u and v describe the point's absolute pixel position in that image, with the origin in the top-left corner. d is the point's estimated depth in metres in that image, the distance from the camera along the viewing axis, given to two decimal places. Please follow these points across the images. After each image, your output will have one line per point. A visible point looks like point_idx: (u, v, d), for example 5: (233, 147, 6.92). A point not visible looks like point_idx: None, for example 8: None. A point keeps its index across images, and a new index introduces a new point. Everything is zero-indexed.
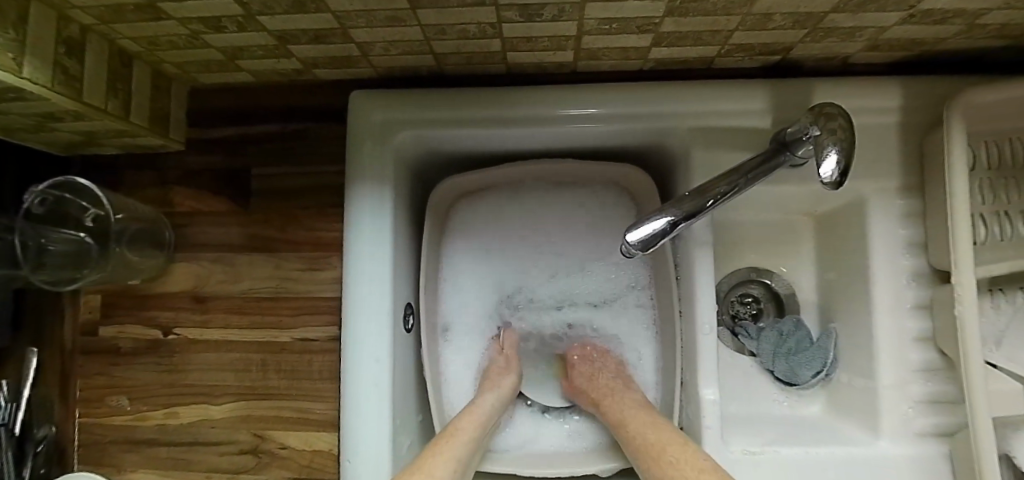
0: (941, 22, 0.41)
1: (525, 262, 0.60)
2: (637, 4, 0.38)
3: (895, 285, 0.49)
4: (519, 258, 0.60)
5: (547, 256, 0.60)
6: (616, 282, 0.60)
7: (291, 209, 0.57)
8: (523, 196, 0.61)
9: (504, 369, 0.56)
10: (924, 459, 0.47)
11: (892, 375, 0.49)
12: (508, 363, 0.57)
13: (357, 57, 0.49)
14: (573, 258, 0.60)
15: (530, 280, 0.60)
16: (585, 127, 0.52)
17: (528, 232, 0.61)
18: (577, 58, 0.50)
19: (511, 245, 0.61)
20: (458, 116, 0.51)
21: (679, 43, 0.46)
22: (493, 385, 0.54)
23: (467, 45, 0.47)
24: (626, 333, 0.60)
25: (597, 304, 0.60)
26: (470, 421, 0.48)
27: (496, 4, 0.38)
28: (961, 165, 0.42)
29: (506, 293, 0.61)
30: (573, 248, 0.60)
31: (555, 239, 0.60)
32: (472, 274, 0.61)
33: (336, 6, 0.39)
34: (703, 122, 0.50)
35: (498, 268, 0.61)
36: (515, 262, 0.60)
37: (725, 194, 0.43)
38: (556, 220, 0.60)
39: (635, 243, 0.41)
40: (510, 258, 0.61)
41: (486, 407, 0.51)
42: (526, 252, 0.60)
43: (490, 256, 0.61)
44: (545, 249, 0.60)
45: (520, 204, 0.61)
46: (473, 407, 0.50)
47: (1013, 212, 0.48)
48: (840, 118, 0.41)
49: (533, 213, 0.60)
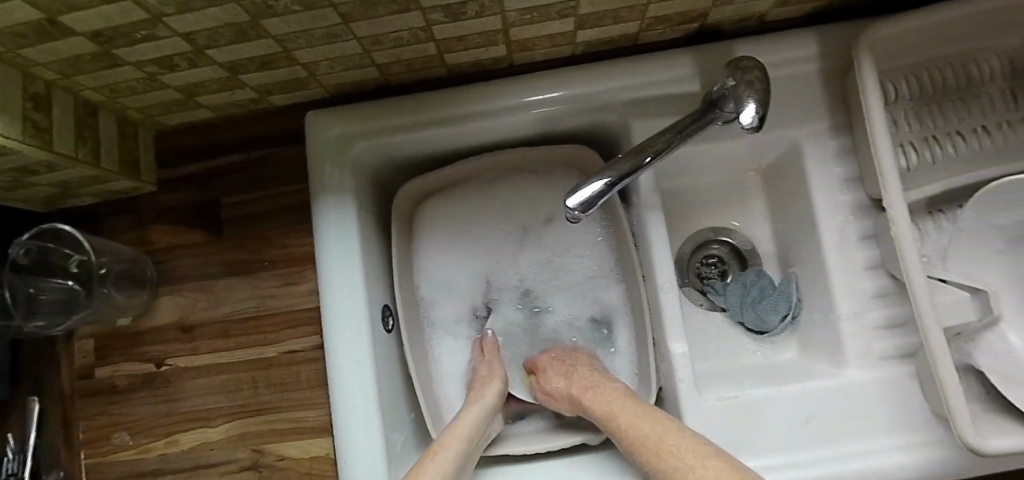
0: None
1: (500, 260, 0.63)
2: None
3: (840, 219, 0.51)
4: (498, 258, 0.63)
5: (514, 242, 0.63)
6: (585, 257, 0.62)
7: (261, 230, 0.58)
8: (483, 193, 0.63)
9: (488, 379, 0.56)
10: (892, 381, 0.49)
11: (849, 306, 0.50)
12: (491, 371, 0.57)
13: (306, 79, 0.52)
14: (540, 242, 0.63)
15: (504, 272, 0.63)
16: (528, 114, 0.55)
17: (497, 227, 0.63)
18: (510, 52, 0.53)
19: (482, 243, 0.63)
20: (409, 120, 0.54)
21: (600, 23, 0.49)
22: (477, 398, 0.53)
23: (405, 52, 0.50)
24: (600, 305, 0.62)
25: (569, 281, 0.62)
26: (456, 434, 0.47)
27: (421, 8, 0.43)
28: (874, 96, 0.45)
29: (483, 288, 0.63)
30: (551, 238, 0.63)
31: (532, 233, 0.63)
32: (446, 278, 0.63)
33: (276, 30, 0.43)
34: (637, 94, 0.53)
35: (472, 263, 0.63)
36: (497, 262, 0.63)
37: (660, 152, 0.46)
38: (527, 211, 0.63)
39: (576, 204, 0.43)
40: (486, 262, 0.63)
41: (473, 420, 0.49)
42: (498, 248, 0.63)
43: (462, 259, 0.63)
44: (522, 253, 0.63)
45: (487, 198, 0.63)
46: (457, 422, 0.49)
47: (941, 135, 0.51)
48: (755, 70, 0.45)
49: (495, 204, 0.63)
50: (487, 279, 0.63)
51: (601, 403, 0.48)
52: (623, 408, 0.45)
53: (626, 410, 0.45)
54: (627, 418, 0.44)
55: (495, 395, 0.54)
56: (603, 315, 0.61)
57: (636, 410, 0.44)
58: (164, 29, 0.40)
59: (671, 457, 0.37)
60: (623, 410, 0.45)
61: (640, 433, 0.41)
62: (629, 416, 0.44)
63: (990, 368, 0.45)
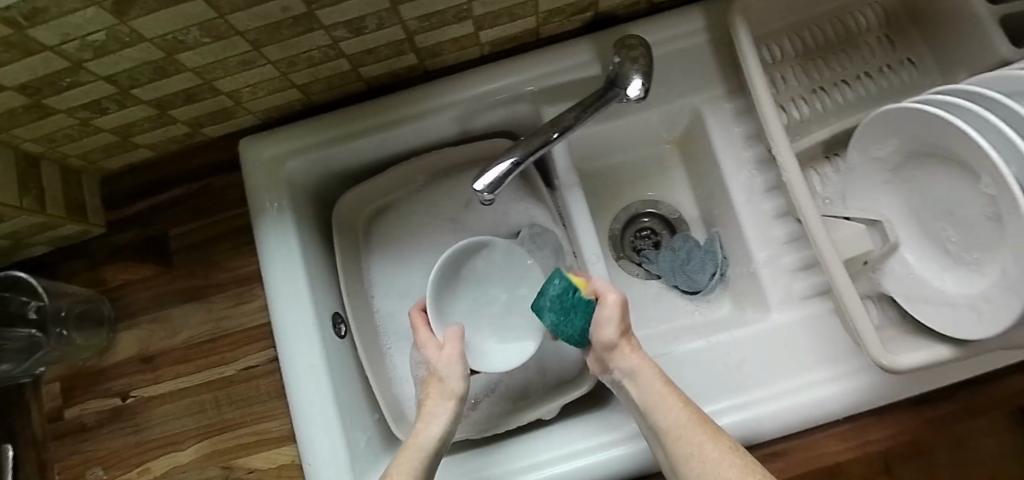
0: None
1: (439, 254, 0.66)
2: None
3: (746, 175, 0.54)
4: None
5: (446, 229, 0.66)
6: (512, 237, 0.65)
7: (208, 256, 0.60)
8: (420, 196, 0.66)
9: (445, 381, 0.50)
10: (813, 318, 0.51)
11: (764, 254, 0.54)
12: (450, 371, 0.50)
13: (233, 107, 0.56)
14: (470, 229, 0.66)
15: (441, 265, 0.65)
16: (446, 114, 0.58)
17: (432, 224, 0.66)
18: (421, 59, 0.56)
19: (421, 242, 0.66)
20: (336, 133, 0.57)
21: (498, 22, 0.53)
22: (433, 411, 0.49)
23: (321, 70, 0.54)
24: None
25: None
26: (409, 461, 0.45)
27: (323, 26, 0.47)
28: (751, 56, 0.49)
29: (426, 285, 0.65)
30: (478, 222, 0.66)
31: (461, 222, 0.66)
32: (392, 282, 0.65)
33: (192, 63, 0.47)
34: (545, 82, 0.57)
35: (415, 263, 0.66)
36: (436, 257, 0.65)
37: (566, 130, 0.50)
38: (460, 205, 0.66)
39: (482, 187, 0.46)
40: (427, 260, 0.65)
41: (432, 434, 0.47)
42: (437, 243, 0.66)
43: (405, 261, 0.66)
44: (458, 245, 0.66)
45: (421, 202, 0.66)
46: (414, 438, 0.47)
47: (828, 86, 0.55)
48: (640, 47, 0.49)
49: (433, 204, 0.66)
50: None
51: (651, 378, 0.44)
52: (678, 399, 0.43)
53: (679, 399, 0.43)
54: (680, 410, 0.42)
55: (448, 395, 0.49)
56: None
57: (691, 414, 0.42)
58: (86, 73, 0.43)
59: None
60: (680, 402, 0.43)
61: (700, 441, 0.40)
62: (684, 417, 0.41)
63: (900, 293, 0.48)
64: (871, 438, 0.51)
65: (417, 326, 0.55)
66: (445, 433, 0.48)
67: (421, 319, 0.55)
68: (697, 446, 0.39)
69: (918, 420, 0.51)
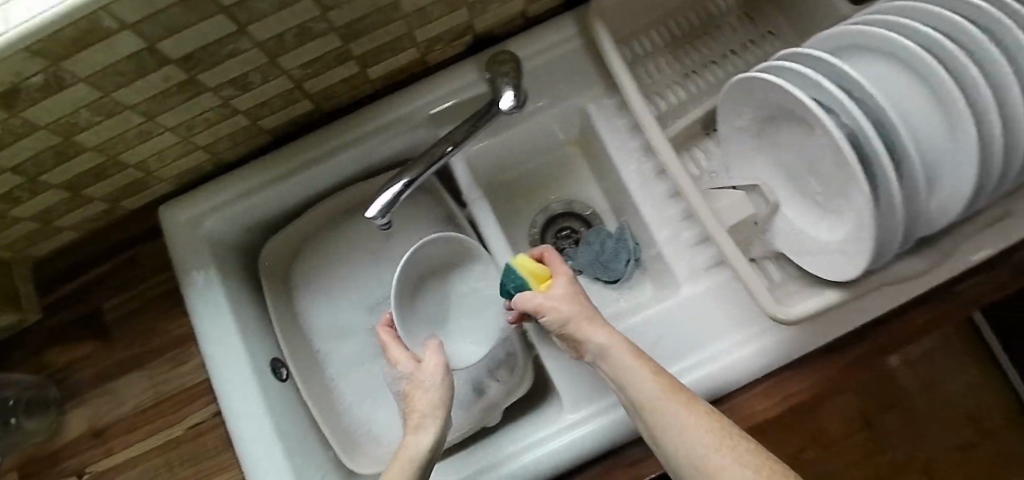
0: None
1: (366, 288, 0.68)
2: (315, 47, 0.51)
3: (635, 162, 0.57)
4: (374, 291, 0.68)
5: (366, 264, 0.69)
6: None
7: (143, 323, 0.62)
8: (338, 234, 0.69)
9: (430, 393, 0.49)
10: (719, 286, 0.54)
11: (663, 232, 0.57)
12: (435, 384, 0.50)
13: (144, 177, 0.58)
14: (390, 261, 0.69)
15: (367, 298, 0.68)
16: (350, 151, 0.61)
17: (355, 260, 0.68)
18: (315, 103, 0.60)
19: (348, 278, 0.68)
20: (249, 185, 0.60)
21: (380, 58, 0.57)
22: (420, 423, 0.48)
23: (221, 129, 0.56)
24: None
25: None
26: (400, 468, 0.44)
27: (209, 87, 0.50)
28: (613, 53, 0.52)
29: (359, 318, 0.67)
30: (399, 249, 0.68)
31: (381, 255, 0.69)
32: (324, 319, 0.67)
33: (91, 143, 0.49)
34: (436, 106, 0.60)
35: (344, 298, 0.68)
36: (363, 292, 0.68)
37: (458, 144, 0.53)
38: (377, 239, 0.69)
39: (374, 212, 0.50)
40: (357, 295, 0.68)
41: (423, 443, 0.46)
42: (362, 277, 0.68)
43: (334, 299, 0.68)
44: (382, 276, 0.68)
45: (339, 239, 0.68)
46: (402, 450, 0.46)
47: (699, 68, 0.58)
48: (510, 61, 0.52)
49: (353, 240, 0.68)
50: (373, 308, 0.68)
51: (616, 352, 0.45)
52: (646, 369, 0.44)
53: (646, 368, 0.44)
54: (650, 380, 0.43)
55: (431, 405, 0.49)
56: None
57: (663, 384, 0.42)
58: None
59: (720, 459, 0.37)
60: (649, 372, 0.43)
61: (670, 406, 0.41)
62: (657, 389, 0.42)
63: (788, 250, 0.50)
64: (791, 391, 0.53)
65: (387, 343, 0.54)
66: (435, 445, 0.47)
67: (389, 336, 0.55)
68: (673, 418, 0.40)
69: (833, 367, 0.53)
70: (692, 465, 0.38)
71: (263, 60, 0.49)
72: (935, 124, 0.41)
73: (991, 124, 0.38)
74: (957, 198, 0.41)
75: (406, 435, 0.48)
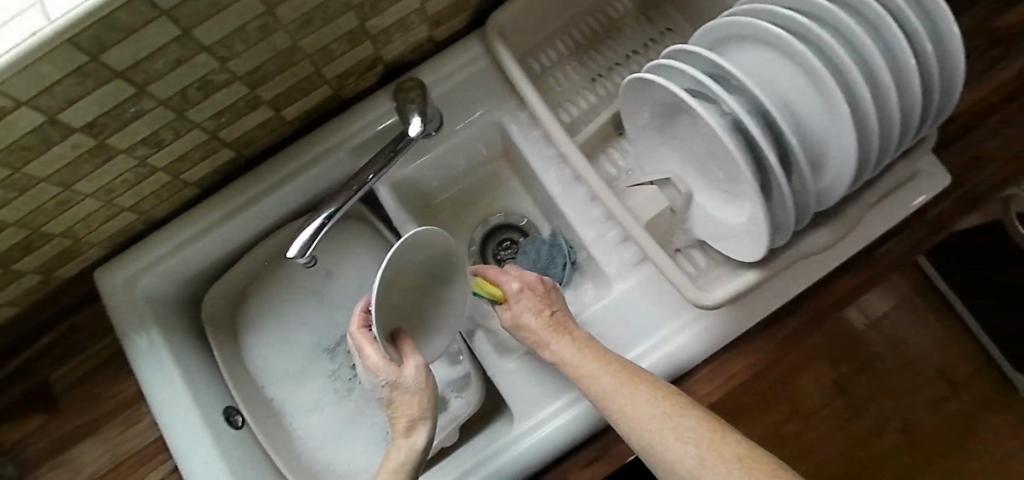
0: None
1: (316, 328, 0.71)
2: (222, 96, 0.52)
3: (554, 169, 0.60)
4: (323, 329, 0.71)
5: (313, 306, 0.71)
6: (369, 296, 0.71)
7: (92, 388, 0.62)
8: (281, 279, 0.71)
9: (413, 395, 0.47)
10: (648, 279, 0.56)
11: (590, 232, 0.59)
12: (419, 386, 0.47)
13: (74, 244, 0.58)
14: (335, 300, 0.72)
15: (320, 338, 0.70)
16: (279, 192, 0.61)
17: (301, 302, 0.71)
18: (236, 150, 0.61)
19: (297, 321, 0.71)
20: (182, 238, 0.61)
21: (292, 98, 0.58)
22: (406, 428, 0.48)
23: (143, 188, 0.57)
24: None
25: None
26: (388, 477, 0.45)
27: (122, 150, 0.50)
28: (516, 68, 0.54)
29: (314, 357, 0.70)
30: (340, 288, 0.72)
31: (326, 295, 0.72)
32: (278, 364, 0.69)
33: (9, 219, 0.49)
34: (357, 139, 0.61)
35: (295, 340, 0.70)
36: (313, 332, 0.70)
37: (380, 170, 0.55)
38: (319, 280, 0.72)
39: (295, 253, 0.53)
40: (306, 336, 0.70)
41: (410, 448, 0.47)
42: (311, 318, 0.71)
43: (286, 342, 0.70)
44: (330, 315, 0.71)
45: (283, 284, 0.71)
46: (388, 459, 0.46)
47: (604, 72, 0.60)
48: (416, 89, 0.53)
49: (296, 284, 0.71)
50: (325, 346, 0.70)
51: (572, 350, 0.47)
52: (600, 361, 0.45)
53: (599, 361, 0.45)
54: (603, 372, 0.44)
55: (422, 409, 0.48)
56: None
57: (613, 374, 0.43)
58: None
59: (666, 436, 0.37)
60: (601, 364, 0.45)
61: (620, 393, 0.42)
62: (606, 380, 0.43)
63: (706, 237, 0.52)
64: (731, 373, 0.54)
65: (364, 346, 0.48)
66: (422, 448, 0.47)
67: (364, 338, 0.48)
68: (622, 405, 0.41)
69: (770, 344, 0.54)
70: (644, 448, 0.39)
71: (171, 117, 0.50)
72: (810, 99, 0.42)
73: (861, 89, 0.39)
74: (846, 167, 0.42)
75: (397, 439, 0.48)
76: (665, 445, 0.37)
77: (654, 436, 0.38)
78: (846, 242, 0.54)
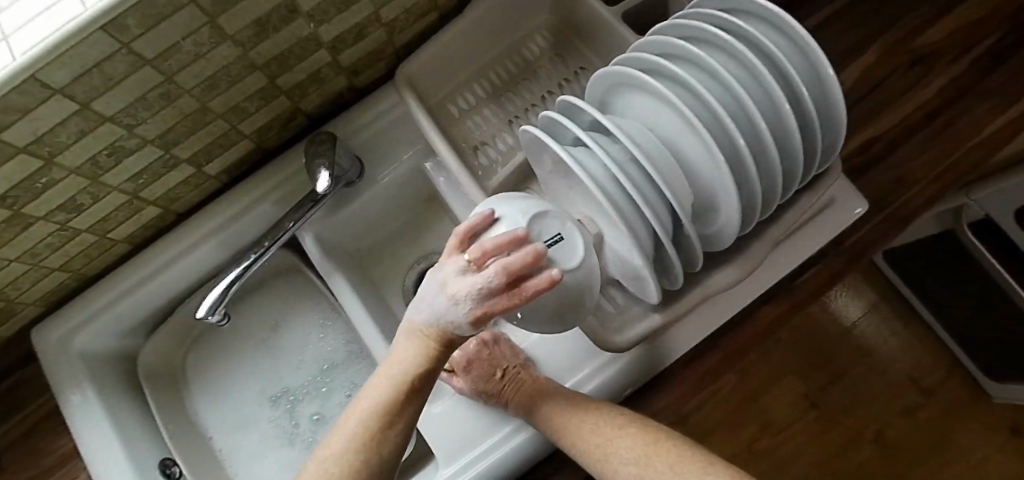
0: (356, 39, 0.55)
1: (259, 378, 0.71)
2: (135, 160, 0.53)
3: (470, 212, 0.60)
4: (263, 378, 0.71)
5: (257, 354, 0.72)
6: (308, 342, 0.72)
7: (33, 445, 0.63)
8: (226, 329, 0.73)
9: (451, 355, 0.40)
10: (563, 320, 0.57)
11: None
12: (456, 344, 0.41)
13: (9, 306, 0.60)
14: (276, 349, 0.72)
15: (264, 386, 0.70)
16: (207, 245, 0.62)
17: (244, 353, 0.72)
18: (163, 206, 0.62)
19: (240, 373, 0.72)
20: (115, 292, 0.62)
21: (214, 152, 0.59)
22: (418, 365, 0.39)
23: (70, 249, 0.58)
24: (336, 376, 0.70)
25: (306, 367, 0.71)
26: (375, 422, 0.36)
27: (39, 218, 0.51)
28: (423, 117, 0.55)
29: (259, 406, 0.70)
30: (283, 341, 0.72)
31: (270, 343, 0.72)
32: (224, 417, 0.70)
33: None
34: (281, 188, 0.62)
35: (239, 392, 0.71)
36: (256, 383, 0.71)
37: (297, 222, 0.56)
38: (261, 329, 0.73)
39: (204, 311, 0.57)
40: (248, 387, 0.71)
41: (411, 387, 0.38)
42: (254, 369, 0.71)
43: (230, 394, 0.71)
44: (269, 364, 0.71)
45: (227, 333, 0.73)
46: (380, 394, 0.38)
47: (520, 114, 0.62)
48: (326, 141, 0.54)
49: (238, 334, 0.73)
50: (267, 394, 0.70)
51: (524, 392, 0.52)
52: (549, 396, 0.50)
53: (551, 397, 0.50)
54: (556, 405, 0.49)
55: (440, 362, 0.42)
56: (338, 383, 0.70)
57: (565, 405, 0.49)
58: None
59: (616, 452, 0.42)
60: (554, 399, 0.50)
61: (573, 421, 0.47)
62: (559, 411, 0.48)
63: (619, 275, 0.52)
64: None
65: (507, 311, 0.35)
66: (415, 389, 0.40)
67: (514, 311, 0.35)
68: (576, 433, 0.46)
69: None
70: (595, 463, 0.44)
71: (85, 184, 0.51)
72: (693, 146, 0.42)
73: (734, 138, 0.39)
74: (730, 211, 0.42)
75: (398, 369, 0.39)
76: (611, 460, 0.42)
77: (604, 454, 0.43)
78: (758, 274, 0.54)
